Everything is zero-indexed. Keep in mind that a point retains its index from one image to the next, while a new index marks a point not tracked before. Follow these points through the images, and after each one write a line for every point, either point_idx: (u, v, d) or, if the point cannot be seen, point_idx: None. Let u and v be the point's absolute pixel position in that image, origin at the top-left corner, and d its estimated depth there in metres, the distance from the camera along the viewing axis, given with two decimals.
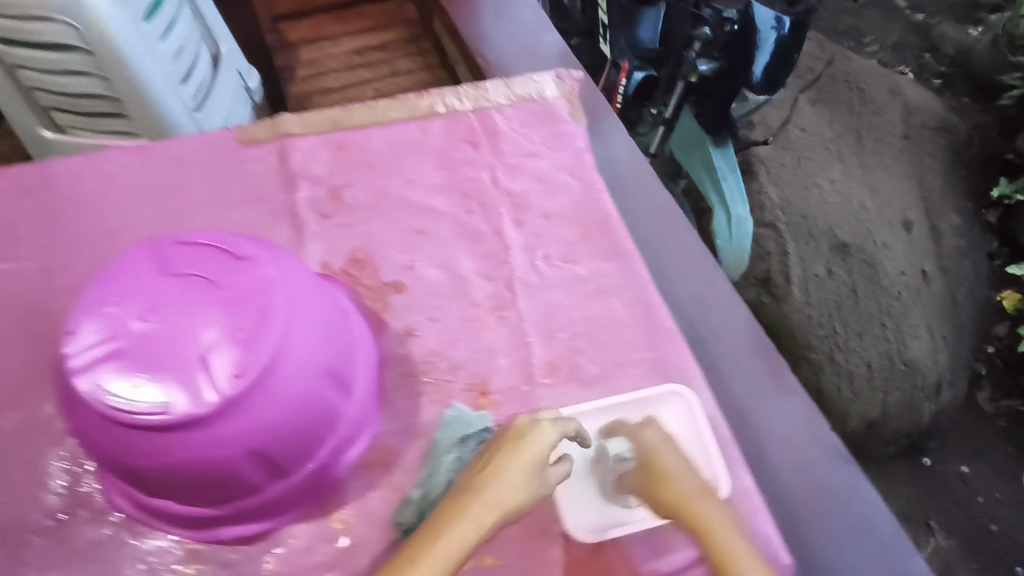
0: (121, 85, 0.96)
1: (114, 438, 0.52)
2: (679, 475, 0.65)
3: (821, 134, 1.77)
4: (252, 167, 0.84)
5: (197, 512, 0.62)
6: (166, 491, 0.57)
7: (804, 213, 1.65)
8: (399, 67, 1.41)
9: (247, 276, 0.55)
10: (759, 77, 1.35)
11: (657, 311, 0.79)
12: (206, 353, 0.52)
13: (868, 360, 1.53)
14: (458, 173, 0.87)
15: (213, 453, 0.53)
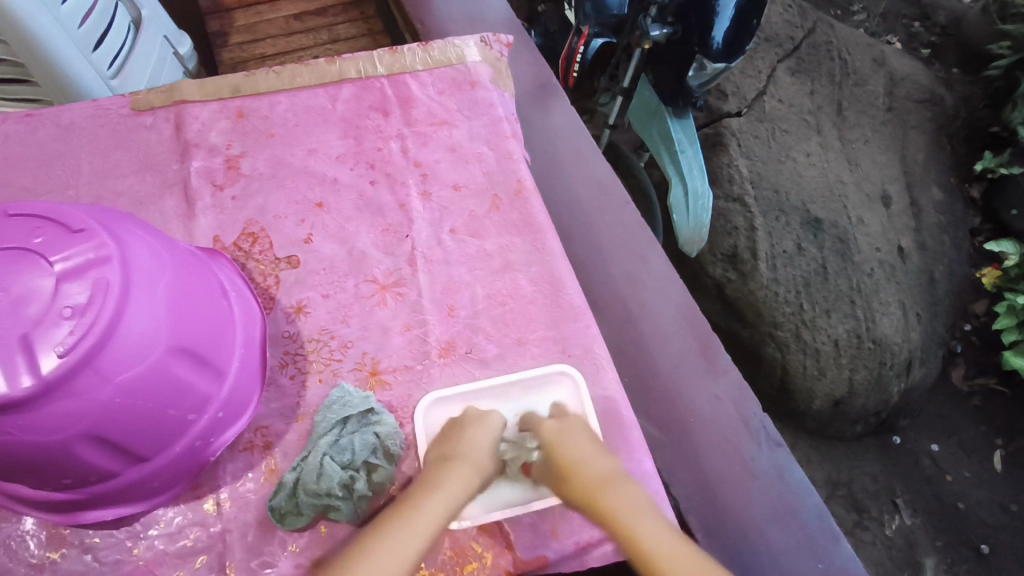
0: (21, 49, 0.89)
1: None
2: (582, 460, 0.60)
3: (799, 105, 1.65)
4: (145, 135, 0.80)
5: (48, 496, 0.56)
6: (6, 475, 0.52)
7: (775, 186, 1.54)
8: (340, 33, 1.36)
9: (81, 248, 0.50)
10: (719, 42, 1.20)
11: (565, 289, 0.75)
12: (26, 328, 0.46)
13: (835, 337, 1.45)
14: (365, 143, 0.83)
15: (42, 435, 0.49)
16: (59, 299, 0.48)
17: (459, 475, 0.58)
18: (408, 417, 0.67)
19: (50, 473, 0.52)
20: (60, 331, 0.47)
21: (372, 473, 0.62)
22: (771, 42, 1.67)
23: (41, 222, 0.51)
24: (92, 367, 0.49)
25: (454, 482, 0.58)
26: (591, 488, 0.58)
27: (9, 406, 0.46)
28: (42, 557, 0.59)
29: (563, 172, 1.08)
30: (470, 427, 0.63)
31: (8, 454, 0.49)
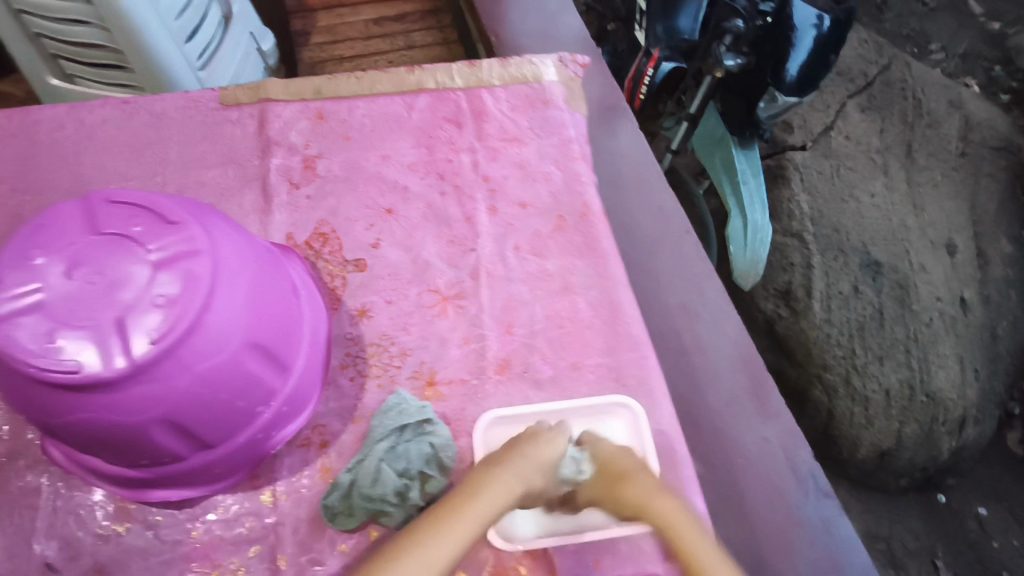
0: (120, 36, 0.96)
1: (33, 394, 0.50)
2: (634, 481, 0.60)
3: (867, 143, 1.62)
4: (230, 129, 0.83)
5: (119, 472, 0.58)
6: (88, 448, 0.55)
7: (836, 225, 1.52)
8: (415, 40, 1.35)
9: (175, 240, 0.52)
10: (792, 75, 1.21)
11: (623, 317, 0.75)
12: (123, 314, 0.49)
13: (887, 387, 1.39)
14: (436, 153, 0.84)
15: (125, 416, 0.51)
16: (152, 288, 0.50)
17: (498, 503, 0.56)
18: (462, 431, 0.68)
19: (126, 453, 0.54)
20: (153, 318, 0.49)
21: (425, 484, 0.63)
22: (845, 75, 1.67)
23: (139, 210, 0.54)
24: (178, 356, 0.51)
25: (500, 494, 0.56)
26: (640, 502, 0.59)
27: (101, 385, 0.49)
28: (110, 528, 0.61)
29: (625, 196, 1.08)
30: (530, 459, 0.59)
31: (92, 430, 0.51)
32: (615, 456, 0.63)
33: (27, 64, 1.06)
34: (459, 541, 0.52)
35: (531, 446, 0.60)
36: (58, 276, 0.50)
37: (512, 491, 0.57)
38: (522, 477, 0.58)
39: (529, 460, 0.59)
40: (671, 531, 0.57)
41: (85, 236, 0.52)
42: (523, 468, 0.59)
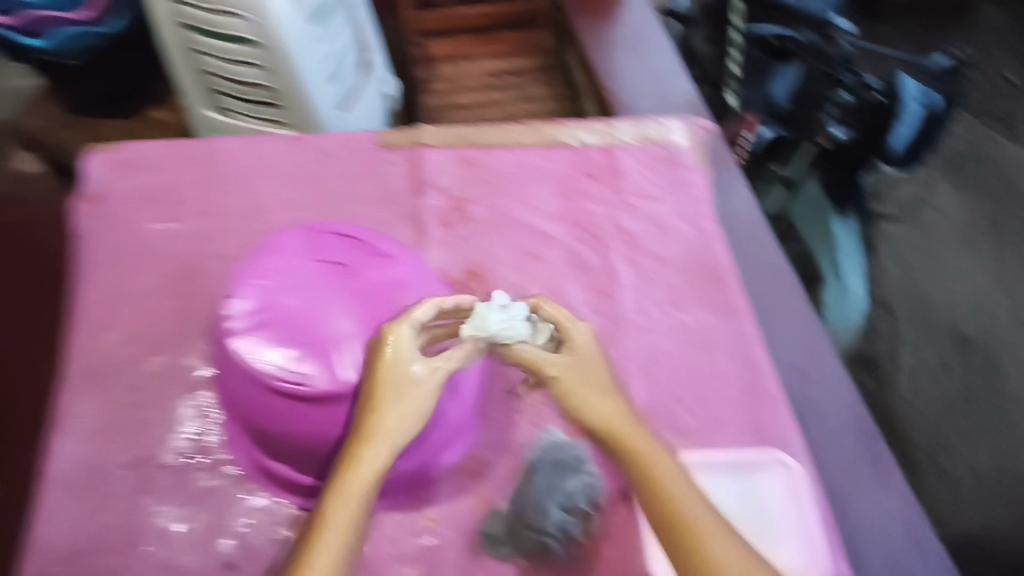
0: (281, 78, 1.05)
1: (256, 398, 0.65)
2: (613, 413, 0.63)
3: (957, 220, 1.60)
4: (387, 169, 0.89)
5: (307, 480, 0.67)
6: (285, 453, 0.66)
7: (922, 296, 1.50)
8: (531, 92, 1.43)
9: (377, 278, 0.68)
10: (899, 146, 1.32)
11: (763, 375, 0.78)
12: (345, 330, 0.64)
13: (976, 467, 1.33)
14: (576, 204, 0.88)
15: (341, 420, 0.63)
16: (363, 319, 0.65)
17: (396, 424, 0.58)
18: (607, 470, 0.69)
19: (324, 459, 0.65)
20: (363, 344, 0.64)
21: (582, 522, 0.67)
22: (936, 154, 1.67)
23: (353, 245, 0.71)
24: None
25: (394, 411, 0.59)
26: (603, 423, 0.62)
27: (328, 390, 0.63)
28: (285, 534, 0.66)
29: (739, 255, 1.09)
30: (403, 400, 0.59)
31: (308, 429, 0.64)
32: (578, 370, 0.65)
33: (187, 95, 1.13)
34: (357, 496, 0.56)
35: (389, 375, 0.60)
36: (294, 297, 0.66)
37: (397, 431, 0.58)
38: (402, 419, 0.58)
39: (398, 398, 0.59)
40: (655, 476, 0.59)
41: (309, 263, 0.69)
42: (396, 411, 0.59)
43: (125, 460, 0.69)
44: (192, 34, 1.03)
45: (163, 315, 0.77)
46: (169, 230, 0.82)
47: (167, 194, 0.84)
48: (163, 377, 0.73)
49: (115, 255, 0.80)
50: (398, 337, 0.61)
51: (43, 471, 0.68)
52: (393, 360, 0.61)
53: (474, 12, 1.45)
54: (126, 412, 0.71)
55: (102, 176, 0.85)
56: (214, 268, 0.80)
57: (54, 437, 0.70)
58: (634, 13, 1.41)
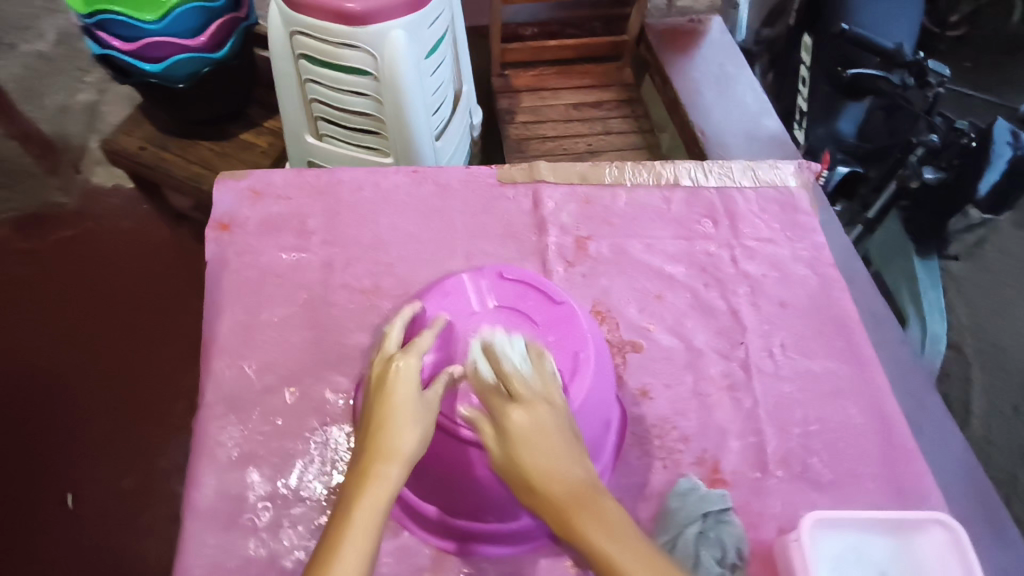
0: (389, 108, 1.06)
1: (439, 450, 0.62)
2: (553, 464, 0.53)
3: (1015, 261, 1.79)
4: (508, 205, 0.91)
5: (460, 525, 0.65)
6: (446, 498, 0.64)
7: (994, 341, 1.66)
8: (612, 126, 1.43)
9: (560, 319, 0.66)
10: (985, 191, 1.24)
11: (895, 429, 0.77)
12: None
13: None
14: (696, 246, 0.89)
15: (502, 470, 0.61)
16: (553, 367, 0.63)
17: (411, 420, 0.56)
18: (750, 522, 0.70)
19: (498, 507, 0.63)
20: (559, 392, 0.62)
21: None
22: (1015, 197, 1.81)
23: (530, 291, 0.68)
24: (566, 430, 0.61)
25: (401, 407, 0.56)
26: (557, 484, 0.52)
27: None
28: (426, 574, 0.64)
29: None
30: (415, 419, 0.56)
31: (465, 475, 0.62)
32: (531, 431, 0.54)
33: (292, 122, 1.16)
34: (369, 526, 0.51)
35: (396, 395, 0.57)
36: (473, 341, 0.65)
37: (409, 452, 0.55)
38: (415, 439, 0.55)
39: (410, 418, 0.56)
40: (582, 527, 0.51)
41: (489, 309, 0.67)
42: (408, 430, 0.55)
43: (266, 493, 0.69)
44: (306, 65, 1.06)
45: (295, 345, 0.77)
46: (296, 259, 0.83)
47: (295, 223, 0.86)
48: (298, 408, 0.73)
49: (244, 283, 0.80)
50: (407, 364, 0.58)
51: (187, 499, 0.68)
52: (402, 379, 0.57)
53: (559, 48, 1.48)
54: (265, 442, 0.71)
55: (230, 204, 0.86)
56: (342, 300, 0.80)
57: (195, 466, 0.70)
58: (708, 51, 1.42)
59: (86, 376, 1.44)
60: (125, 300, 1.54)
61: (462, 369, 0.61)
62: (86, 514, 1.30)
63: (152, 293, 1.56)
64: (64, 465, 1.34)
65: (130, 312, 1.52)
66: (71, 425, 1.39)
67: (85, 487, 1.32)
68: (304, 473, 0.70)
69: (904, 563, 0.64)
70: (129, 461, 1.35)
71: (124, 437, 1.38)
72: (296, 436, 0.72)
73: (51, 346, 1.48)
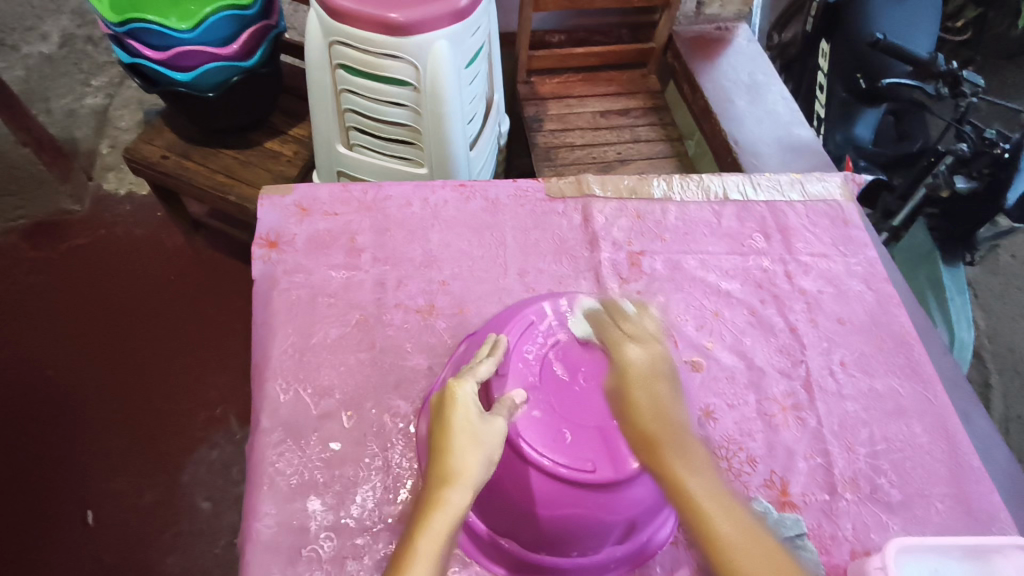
0: (428, 119, 1.05)
1: (523, 483, 0.58)
2: (661, 416, 0.59)
3: None
4: (558, 220, 0.89)
5: (534, 557, 0.62)
6: (522, 531, 0.60)
7: (1011, 347, 1.66)
8: (640, 134, 1.41)
9: (644, 351, 0.65)
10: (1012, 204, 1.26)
11: (960, 448, 0.76)
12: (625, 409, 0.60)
13: None
14: (750, 261, 0.88)
15: (594, 508, 0.58)
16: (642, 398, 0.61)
17: (471, 428, 0.56)
18: (823, 547, 0.67)
19: (579, 541, 0.60)
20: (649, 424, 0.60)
21: None
22: None
23: (609, 318, 0.67)
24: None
25: (461, 418, 0.57)
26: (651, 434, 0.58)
27: (591, 478, 0.57)
28: None
29: None
30: (476, 443, 0.56)
31: (551, 514, 0.58)
32: (647, 380, 0.61)
33: (322, 132, 1.14)
34: (433, 550, 0.51)
35: (455, 410, 0.58)
36: (553, 368, 0.63)
37: (473, 477, 0.54)
38: (478, 463, 0.55)
39: (474, 444, 0.56)
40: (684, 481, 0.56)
41: (567, 335, 0.65)
42: (472, 454, 0.55)
43: (328, 522, 0.65)
44: (344, 75, 1.04)
45: (350, 367, 0.74)
46: (346, 277, 0.80)
47: (344, 240, 0.83)
48: (354, 433, 0.70)
49: (296, 303, 0.78)
50: (465, 391, 0.59)
51: (246, 531, 0.64)
52: (459, 407, 0.58)
53: (585, 54, 1.46)
54: (323, 469, 0.68)
55: (277, 220, 0.84)
56: (395, 320, 0.78)
57: (253, 495, 0.66)
58: (735, 59, 1.42)
59: (100, 387, 1.36)
60: (139, 308, 1.46)
61: (525, 397, 0.59)
62: (108, 532, 1.21)
63: (167, 300, 1.48)
64: (80, 482, 1.25)
65: (144, 321, 1.45)
66: (85, 439, 1.30)
67: (104, 503, 1.23)
68: (366, 502, 0.66)
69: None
70: (151, 475, 1.27)
71: (145, 449, 1.29)
72: (353, 462, 0.68)
73: (62, 357, 1.39)
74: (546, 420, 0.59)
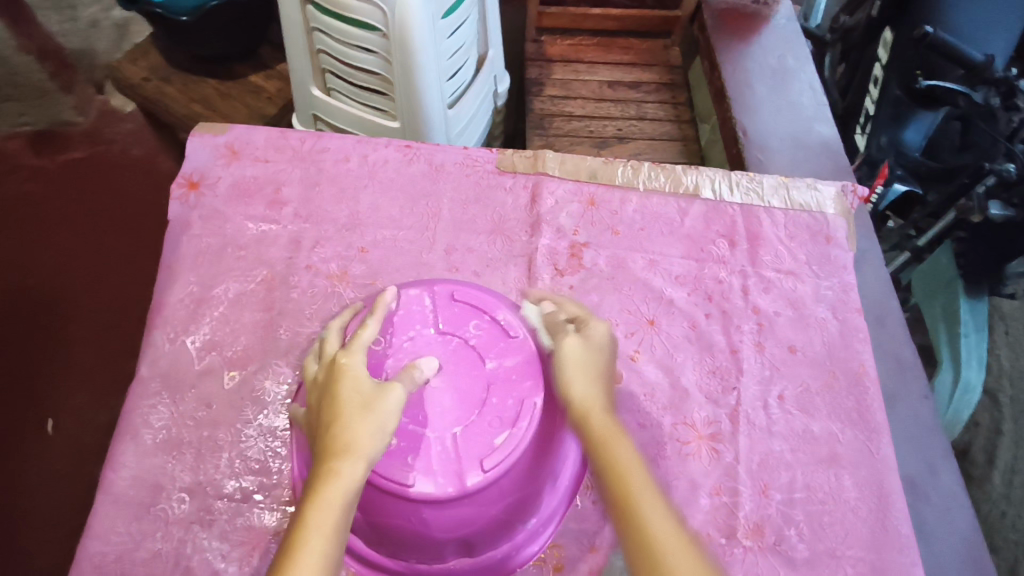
0: (397, 70, 0.97)
1: None
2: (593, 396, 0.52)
3: None
4: (503, 196, 0.82)
5: (372, 558, 0.57)
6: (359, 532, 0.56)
7: None
8: (647, 111, 1.30)
9: (510, 358, 0.56)
10: None
11: (892, 511, 0.67)
12: (467, 423, 0.53)
13: None
14: (706, 269, 0.79)
15: (419, 522, 0.52)
16: (492, 414, 0.54)
17: (368, 397, 0.49)
18: None
19: (418, 552, 0.55)
20: (492, 443, 0.52)
21: None
22: None
23: (478, 318, 0.58)
24: (490, 486, 0.52)
25: (350, 386, 0.49)
26: (583, 406, 0.51)
27: (408, 493, 0.51)
28: None
29: (878, 341, 0.89)
30: (372, 409, 0.48)
31: (377, 522, 0.53)
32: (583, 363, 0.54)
33: (296, 73, 1.09)
34: (328, 525, 0.43)
35: (343, 380, 0.50)
36: (399, 365, 0.55)
37: (372, 447, 0.47)
38: (376, 431, 0.48)
39: (369, 411, 0.48)
40: (632, 484, 0.45)
41: (426, 331, 0.58)
42: (367, 421, 0.48)
43: (184, 483, 0.63)
44: (314, 13, 0.98)
45: (244, 327, 0.71)
46: (262, 231, 0.76)
47: (269, 191, 0.79)
48: (232, 396, 0.67)
49: (204, 251, 0.74)
50: (356, 358, 0.51)
51: (101, 480, 0.63)
52: (351, 372, 0.50)
53: (603, 15, 1.36)
54: (193, 428, 0.66)
55: (204, 160, 0.80)
56: (303, 282, 0.74)
57: (115, 443, 0.65)
58: (768, 38, 1.28)
59: (76, 301, 1.38)
60: (126, 229, 1.47)
61: (428, 372, 0.54)
62: (62, 440, 1.25)
63: (154, 223, 1.48)
64: (43, 389, 1.29)
65: (128, 242, 1.46)
66: (56, 350, 1.33)
67: (63, 413, 1.27)
68: (226, 466, 0.64)
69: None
70: (109, 394, 1.30)
71: (108, 369, 1.32)
72: (225, 425, 0.66)
73: (46, 268, 1.42)
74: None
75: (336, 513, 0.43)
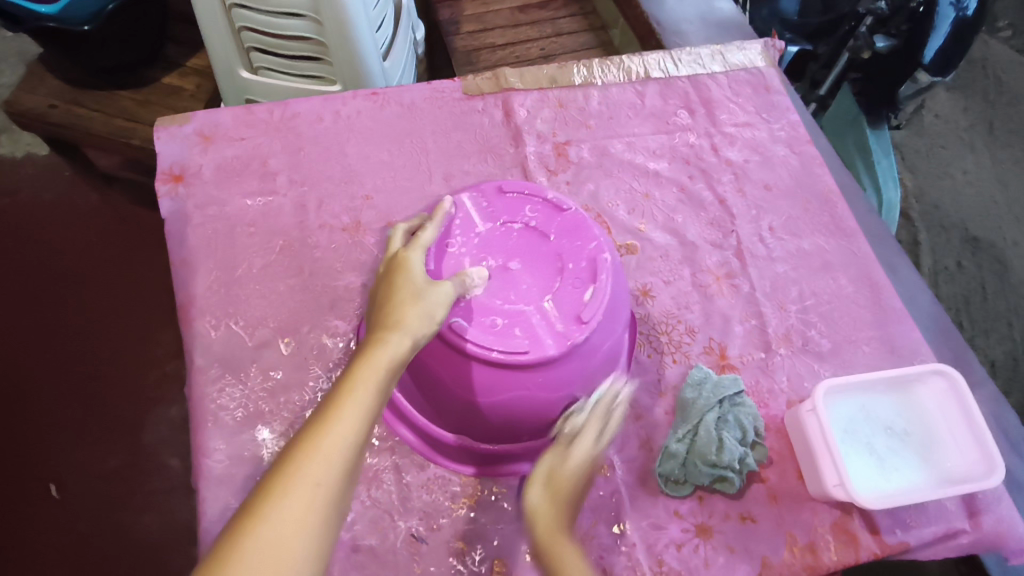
0: (332, 28, 0.97)
1: (464, 380, 0.60)
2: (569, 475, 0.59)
3: (955, 122, 1.68)
4: (479, 119, 0.86)
5: (489, 449, 0.66)
6: (476, 427, 0.64)
7: (936, 203, 1.58)
8: (562, 27, 1.35)
9: (570, 230, 0.65)
10: (929, 59, 1.22)
11: (882, 291, 0.80)
12: (558, 292, 0.62)
13: (992, 358, 1.41)
14: (676, 139, 0.87)
15: (534, 388, 0.60)
16: (573, 278, 0.62)
17: (420, 289, 0.54)
18: (761, 401, 0.72)
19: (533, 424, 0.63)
20: (583, 299, 0.61)
21: (752, 449, 0.69)
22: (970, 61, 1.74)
23: (531, 203, 0.66)
24: (590, 338, 0.61)
25: (406, 278, 0.55)
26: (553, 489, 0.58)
27: (526, 361, 0.59)
28: (453, 506, 0.65)
29: None
30: (423, 297, 0.54)
31: (492, 401, 0.61)
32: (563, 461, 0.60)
33: (219, 58, 1.05)
34: (372, 382, 0.48)
35: (404, 271, 0.56)
36: (478, 259, 0.63)
37: (418, 328, 0.52)
38: (423, 316, 0.53)
39: (419, 298, 0.54)
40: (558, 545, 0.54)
41: (489, 225, 0.65)
42: (417, 306, 0.53)
43: (280, 448, 0.65)
44: None
45: (283, 297, 0.73)
46: (264, 204, 0.77)
47: (257, 167, 0.79)
48: (296, 359, 0.70)
49: (214, 236, 0.75)
50: (417, 254, 0.57)
51: (199, 469, 0.64)
52: (413, 264, 0.56)
53: None
54: (270, 399, 0.67)
55: (179, 153, 0.78)
56: (322, 241, 0.76)
57: (199, 434, 0.65)
58: None
59: (34, 360, 1.27)
60: (55, 277, 1.35)
61: (478, 280, 0.60)
62: (73, 504, 1.16)
63: (83, 266, 1.36)
64: (27, 462, 1.19)
65: (65, 290, 1.34)
66: (22, 418, 1.23)
67: (66, 475, 1.18)
68: None
69: (910, 414, 0.68)
70: (112, 442, 1.21)
71: (95, 418, 1.23)
72: (298, 387, 0.68)
73: None
74: (476, 311, 0.60)
75: (376, 373, 0.48)
